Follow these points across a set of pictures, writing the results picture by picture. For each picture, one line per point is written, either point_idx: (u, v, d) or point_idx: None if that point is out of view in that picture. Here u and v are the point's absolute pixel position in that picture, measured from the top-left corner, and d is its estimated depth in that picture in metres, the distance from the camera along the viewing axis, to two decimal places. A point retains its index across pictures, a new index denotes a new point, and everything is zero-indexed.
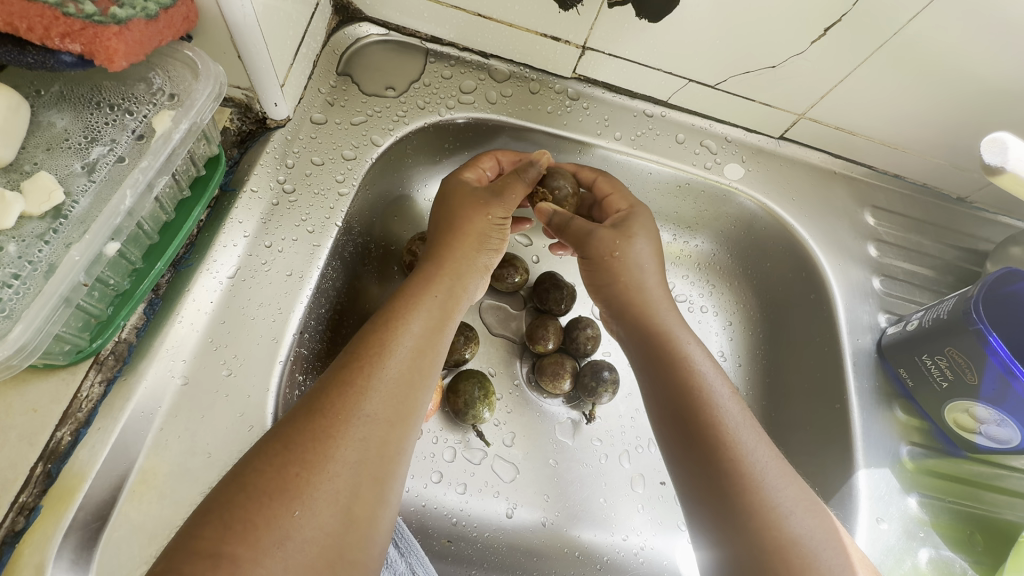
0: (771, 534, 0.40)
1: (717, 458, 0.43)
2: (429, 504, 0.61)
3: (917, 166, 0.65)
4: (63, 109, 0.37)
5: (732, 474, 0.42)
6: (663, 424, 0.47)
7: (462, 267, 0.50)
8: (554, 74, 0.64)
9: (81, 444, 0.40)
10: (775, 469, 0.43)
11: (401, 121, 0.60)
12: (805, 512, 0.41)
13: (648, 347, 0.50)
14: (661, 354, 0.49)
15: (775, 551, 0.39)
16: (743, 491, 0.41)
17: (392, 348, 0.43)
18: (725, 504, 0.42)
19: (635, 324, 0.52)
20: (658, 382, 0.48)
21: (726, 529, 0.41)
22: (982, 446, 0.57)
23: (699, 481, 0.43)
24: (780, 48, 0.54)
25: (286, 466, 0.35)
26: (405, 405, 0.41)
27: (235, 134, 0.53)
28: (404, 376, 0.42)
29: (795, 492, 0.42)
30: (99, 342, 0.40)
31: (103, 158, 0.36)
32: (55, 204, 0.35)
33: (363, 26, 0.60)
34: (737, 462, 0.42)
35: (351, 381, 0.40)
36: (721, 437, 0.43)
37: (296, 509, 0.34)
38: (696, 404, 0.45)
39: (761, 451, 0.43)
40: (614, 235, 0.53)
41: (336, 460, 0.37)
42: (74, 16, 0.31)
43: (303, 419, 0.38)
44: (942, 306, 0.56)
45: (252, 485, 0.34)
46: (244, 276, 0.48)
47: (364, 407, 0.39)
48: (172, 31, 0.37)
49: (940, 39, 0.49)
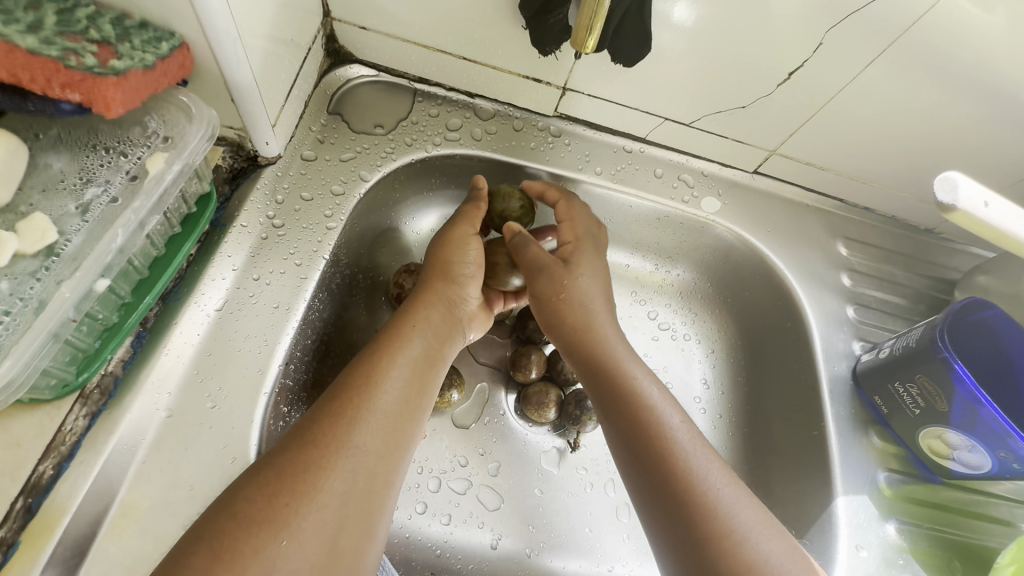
0: (733, 559, 0.41)
1: (670, 487, 0.44)
2: (413, 536, 0.61)
3: (886, 199, 0.69)
4: (60, 151, 0.38)
5: (692, 505, 0.43)
6: (621, 467, 0.48)
7: (443, 298, 0.54)
8: (536, 112, 0.67)
9: (64, 477, 0.40)
10: (733, 493, 0.44)
11: (388, 158, 0.63)
12: (768, 533, 0.42)
13: (596, 389, 0.51)
14: (607, 390, 0.50)
15: (737, 573, 0.40)
16: (701, 521, 0.42)
17: (381, 379, 0.45)
18: (686, 537, 0.42)
19: (588, 362, 0.53)
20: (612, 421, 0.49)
21: (689, 563, 0.42)
22: (957, 472, 0.58)
23: (659, 518, 0.44)
24: (747, 91, 0.57)
25: (276, 495, 0.36)
26: (391, 436, 0.42)
27: (227, 171, 0.54)
28: (392, 407, 0.44)
29: (754, 514, 0.43)
30: (85, 376, 0.41)
31: (97, 199, 0.37)
32: (48, 243, 0.35)
33: (353, 67, 0.64)
34: (688, 491, 0.43)
35: (341, 412, 0.42)
36: (676, 466, 0.45)
37: (283, 538, 0.35)
38: (647, 442, 0.46)
39: (718, 477, 0.45)
40: (564, 278, 0.55)
41: (324, 490, 0.38)
42: (76, 68, 0.34)
43: (295, 449, 0.39)
44: (911, 334, 0.58)
45: (243, 513, 0.35)
46: (232, 309, 0.49)
47: (354, 438, 0.41)
48: (167, 78, 0.39)
49: (897, 79, 0.52)
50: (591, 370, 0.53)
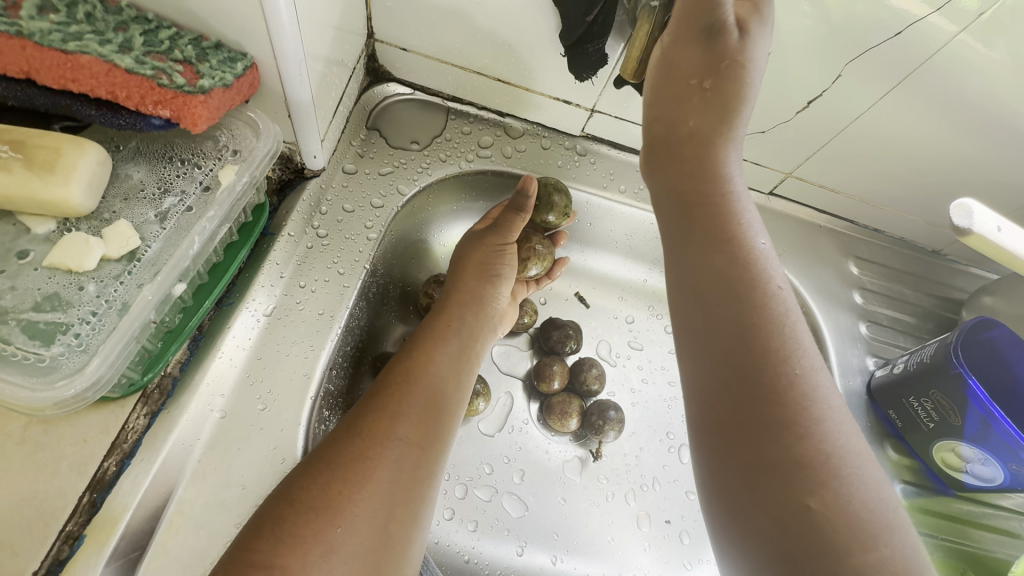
0: (820, 473, 0.35)
1: (792, 463, 0.35)
2: (441, 541, 0.62)
3: (896, 222, 0.72)
4: (138, 162, 0.40)
5: (787, 414, 0.37)
6: (713, 357, 0.40)
7: (475, 300, 0.58)
8: (563, 132, 0.70)
9: (125, 474, 0.41)
10: (839, 416, 0.37)
11: (424, 173, 0.65)
12: (864, 466, 0.36)
13: (704, 276, 0.43)
14: (724, 272, 0.42)
15: (818, 494, 0.34)
16: (796, 434, 0.36)
17: (418, 376, 0.48)
18: (768, 441, 0.36)
19: (709, 240, 0.44)
20: (730, 384, 0.38)
21: (765, 471, 0.36)
22: (969, 485, 0.60)
23: (749, 424, 0.37)
24: (768, 117, 0.61)
25: (330, 484, 0.39)
26: (429, 430, 0.46)
27: (275, 182, 0.57)
28: (429, 402, 0.47)
29: (856, 446, 0.37)
30: (150, 376, 0.42)
31: (174, 208, 0.39)
32: (131, 248, 0.37)
33: (391, 85, 0.67)
34: (818, 470, 0.35)
35: (383, 407, 0.45)
36: (786, 367, 0.38)
37: (338, 524, 0.37)
38: (756, 336, 0.39)
39: (829, 397, 0.38)
40: (702, 106, 0.47)
41: (372, 480, 0.40)
42: (166, 86, 0.37)
43: (345, 441, 0.41)
44: (925, 351, 0.60)
45: (300, 501, 0.37)
46: (280, 314, 0.51)
47: (395, 429, 0.44)
48: (240, 95, 0.42)
49: (910, 110, 0.56)
50: (717, 314, 0.41)
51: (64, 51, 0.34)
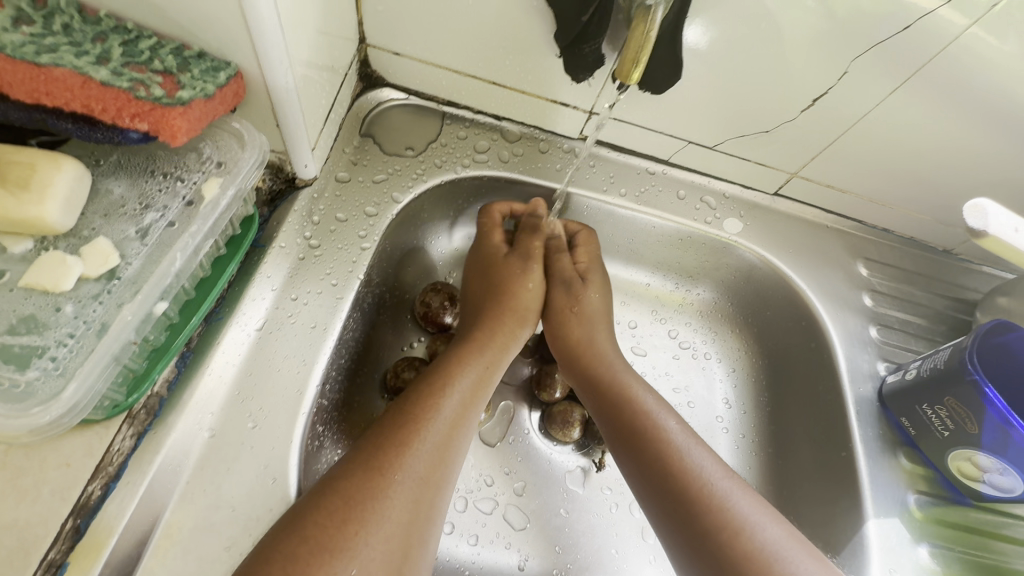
0: (728, 531, 0.45)
1: (722, 538, 0.45)
2: (441, 557, 0.61)
3: (905, 221, 0.70)
4: (120, 177, 0.39)
5: (684, 485, 0.48)
6: (657, 509, 0.49)
7: (506, 338, 0.59)
8: (562, 135, 0.68)
9: (111, 498, 0.40)
10: (727, 479, 0.49)
11: (419, 179, 0.64)
12: (773, 523, 0.46)
13: (631, 448, 0.52)
14: (644, 455, 0.51)
15: (727, 544, 0.44)
16: (703, 511, 0.46)
17: (437, 406, 0.47)
18: (684, 512, 0.47)
19: (609, 409, 0.56)
20: (664, 496, 0.49)
21: (691, 538, 0.46)
22: (988, 495, 0.58)
23: (664, 503, 0.49)
24: (773, 116, 0.59)
25: (344, 523, 0.38)
26: (444, 465, 0.45)
27: (266, 193, 0.56)
28: (446, 435, 0.46)
29: (760, 507, 0.47)
30: (134, 397, 0.41)
31: (156, 223, 0.38)
32: (110, 266, 0.36)
33: (385, 91, 0.66)
34: (759, 566, 0.43)
35: (403, 441, 0.43)
36: (682, 474, 0.49)
37: (351, 566, 0.37)
38: (670, 487, 0.48)
39: (717, 472, 0.49)
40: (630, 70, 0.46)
41: (388, 518, 0.39)
42: (144, 98, 0.36)
43: (358, 475, 0.41)
44: (938, 355, 0.58)
45: (311, 540, 0.37)
46: (271, 328, 0.50)
47: (412, 466, 0.42)
48: (224, 105, 0.41)
49: (921, 106, 0.54)
50: (630, 437, 0.53)
51: (36, 64, 0.33)
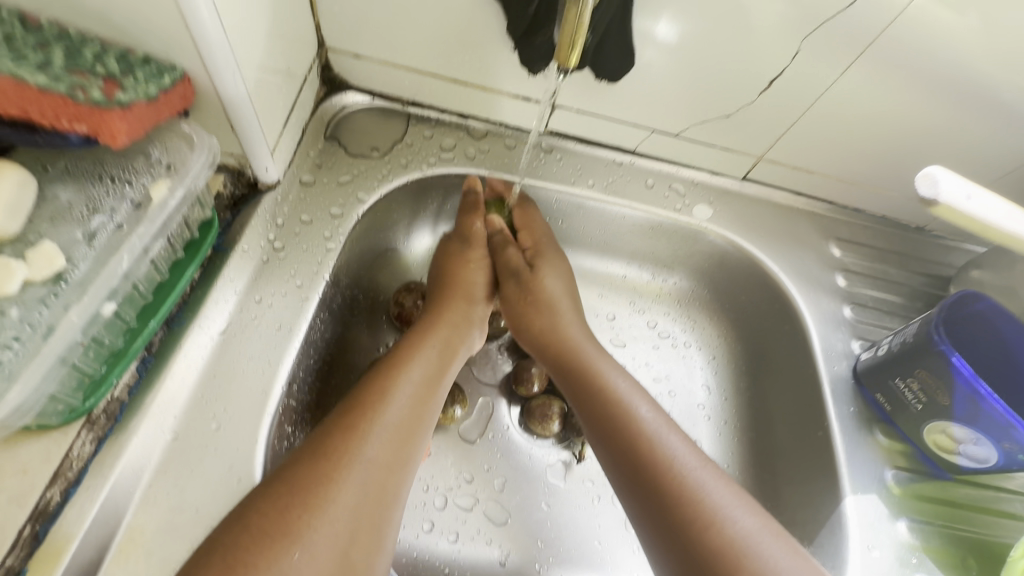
0: (692, 508, 0.45)
1: (686, 514, 0.45)
2: (420, 555, 0.61)
3: (875, 200, 0.70)
4: (67, 183, 0.39)
5: (652, 465, 0.49)
6: (625, 488, 0.50)
7: (457, 317, 0.60)
8: (528, 130, 0.68)
9: (71, 503, 0.40)
10: (693, 458, 0.49)
11: (385, 179, 0.64)
12: (733, 495, 0.47)
13: (605, 427, 0.53)
14: (615, 437, 0.52)
15: (689, 521, 0.45)
16: (670, 490, 0.47)
17: (391, 394, 0.47)
18: (652, 491, 0.48)
19: (583, 391, 0.57)
20: (633, 475, 0.49)
21: (655, 515, 0.47)
22: (964, 467, 0.58)
23: (633, 481, 0.49)
24: (733, 100, 0.59)
25: (290, 509, 0.38)
26: (400, 451, 0.45)
27: (228, 198, 0.55)
28: (401, 423, 0.46)
29: (722, 483, 0.48)
30: (91, 402, 0.41)
31: (103, 226, 0.39)
32: (57, 269, 0.36)
33: (349, 94, 0.66)
34: (719, 536, 0.44)
35: (354, 428, 0.44)
36: (652, 454, 0.49)
37: (296, 551, 0.37)
38: (639, 466, 0.49)
39: (685, 452, 0.50)
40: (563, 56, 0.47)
41: (337, 503, 0.40)
42: (83, 102, 0.36)
43: (307, 461, 0.41)
44: (908, 329, 0.58)
45: (256, 526, 0.37)
46: (236, 331, 0.50)
47: (364, 452, 0.43)
48: (171, 109, 0.41)
49: (876, 82, 0.54)
50: (605, 419, 0.53)
51: None
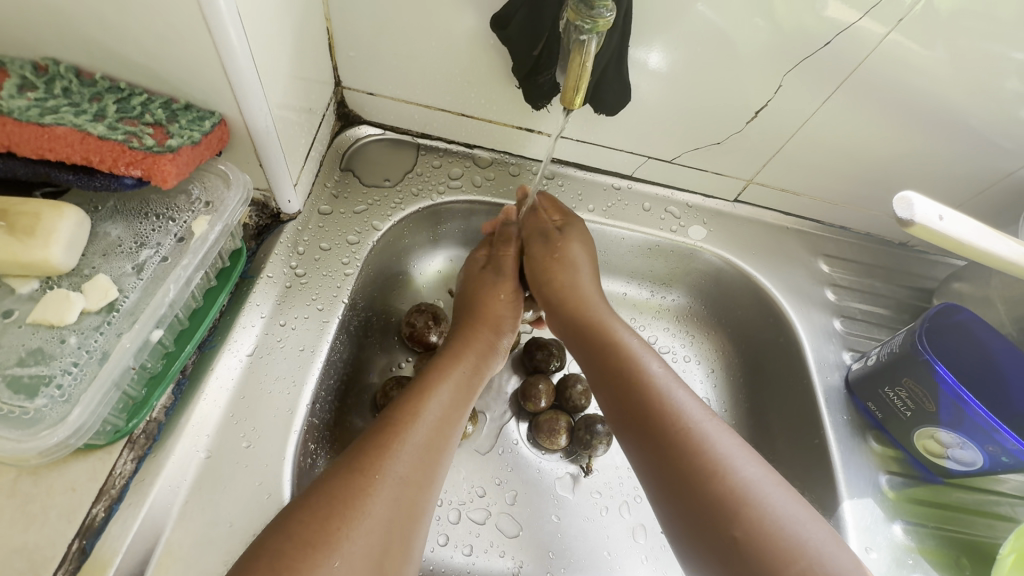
0: (716, 478, 0.46)
1: (707, 484, 0.46)
2: (436, 567, 0.63)
3: (859, 218, 0.75)
4: (116, 220, 0.43)
5: (670, 431, 0.50)
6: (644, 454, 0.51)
7: (484, 342, 0.62)
8: (530, 158, 0.73)
9: (115, 519, 0.42)
10: (711, 424, 0.50)
11: (397, 208, 0.68)
12: (754, 463, 0.48)
13: (623, 396, 0.54)
14: (634, 402, 0.53)
15: (713, 491, 0.46)
16: (692, 458, 0.48)
17: (421, 414, 0.50)
18: (673, 457, 0.48)
19: (601, 359, 0.58)
20: (653, 442, 0.50)
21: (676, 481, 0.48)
22: (954, 471, 0.61)
23: (654, 447, 0.50)
24: (722, 128, 0.64)
25: (329, 520, 0.41)
26: (428, 468, 0.48)
27: (252, 228, 0.60)
28: (429, 440, 0.49)
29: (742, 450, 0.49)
30: (134, 422, 0.44)
31: (150, 259, 0.42)
32: (110, 299, 0.40)
33: (362, 127, 0.70)
34: (740, 506, 0.45)
35: (387, 445, 0.47)
36: (671, 422, 0.50)
37: (334, 559, 0.39)
38: (661, 433, 0.50)
39: (700, 415, 0.51)
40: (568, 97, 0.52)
41: (370, 514, 0.42)
42: (137, 148, 0.40)
43: (344, 476, 0.44)
44: (894, 340, 0.62)
45: (297, 535, 0.40)
46: (262, 354, 0.53)
47: (396, 467, 0.45)
48: (210, 151, 0.45)
49: (853, 111, 0.59)
50: (625, 387, 0.54)
51: (40, 124, 0.38)
